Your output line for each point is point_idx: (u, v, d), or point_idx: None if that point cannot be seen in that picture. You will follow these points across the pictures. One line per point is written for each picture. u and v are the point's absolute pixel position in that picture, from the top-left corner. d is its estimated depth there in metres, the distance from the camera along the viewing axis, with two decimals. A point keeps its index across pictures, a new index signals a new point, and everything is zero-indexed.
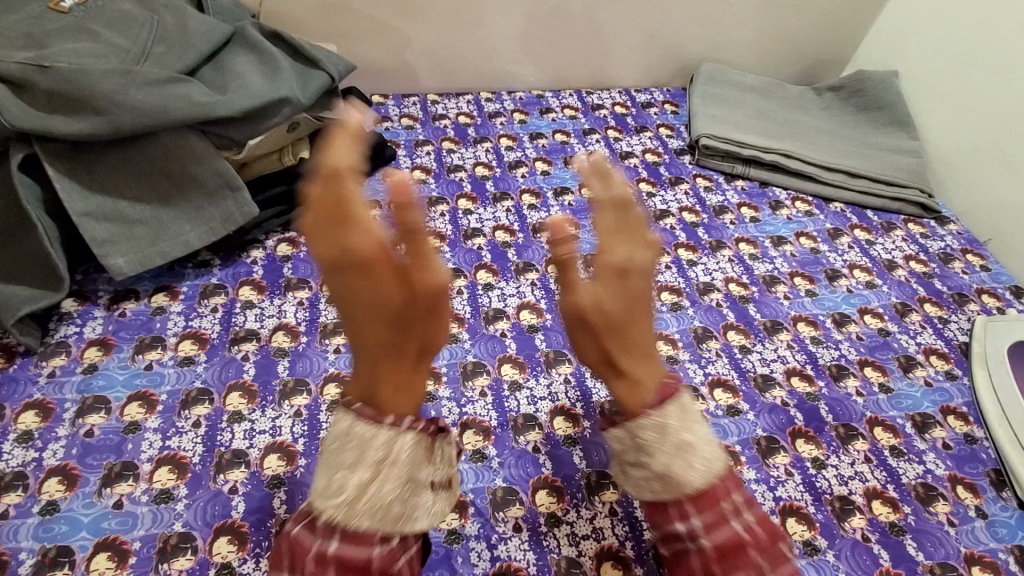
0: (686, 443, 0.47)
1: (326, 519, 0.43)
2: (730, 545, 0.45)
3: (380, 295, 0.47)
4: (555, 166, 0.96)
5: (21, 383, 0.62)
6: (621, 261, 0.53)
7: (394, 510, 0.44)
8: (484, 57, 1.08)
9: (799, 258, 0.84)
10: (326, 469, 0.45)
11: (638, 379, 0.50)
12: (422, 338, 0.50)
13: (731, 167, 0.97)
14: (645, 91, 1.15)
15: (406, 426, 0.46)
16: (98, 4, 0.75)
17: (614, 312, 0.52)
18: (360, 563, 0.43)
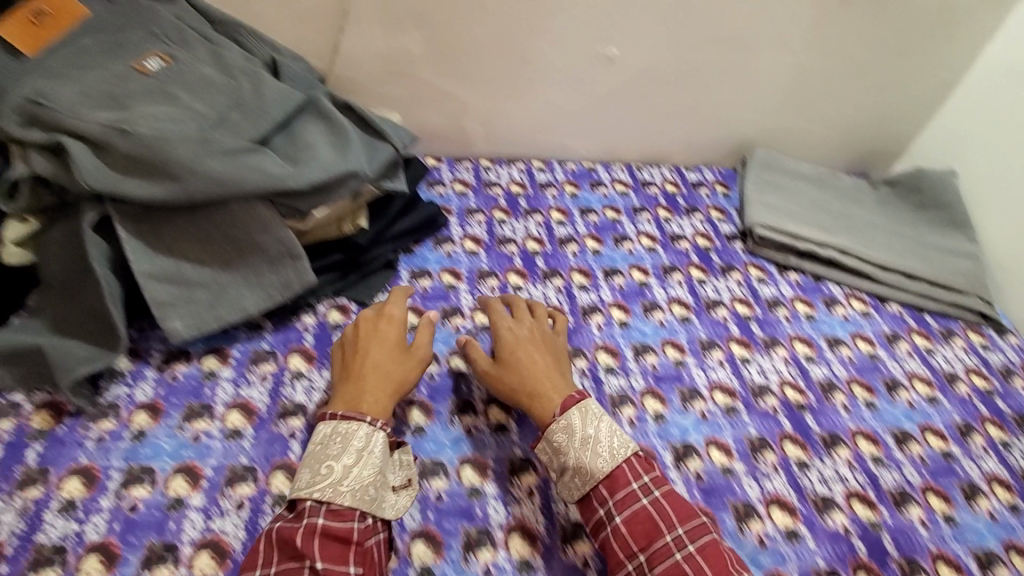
0: (590, 436, 0.60)
1: (315, 499, 0.54)
2: (640, 517, 0.56)
3: (383, 341, 0.67)
4: (605, 245, 0.95)
5: (67, 445, 0.62)
6: (507, 327, 0.72)
7: (371, 493, 0.55)
8: (539, 128, 1.09)
9: (856, 363, 0.82)
10: (310, 466, 0.57)
11: (540, 401, 0.64)
12: (401, 377, 0.65)
13: (785, 259, 0.96)
14: (696, 169, 1.14)
15: (382, 426, 0.59)
16: (181, 68, 0.77)
17: (507, 356, 0.68)
18: (342, 533, 0.52)
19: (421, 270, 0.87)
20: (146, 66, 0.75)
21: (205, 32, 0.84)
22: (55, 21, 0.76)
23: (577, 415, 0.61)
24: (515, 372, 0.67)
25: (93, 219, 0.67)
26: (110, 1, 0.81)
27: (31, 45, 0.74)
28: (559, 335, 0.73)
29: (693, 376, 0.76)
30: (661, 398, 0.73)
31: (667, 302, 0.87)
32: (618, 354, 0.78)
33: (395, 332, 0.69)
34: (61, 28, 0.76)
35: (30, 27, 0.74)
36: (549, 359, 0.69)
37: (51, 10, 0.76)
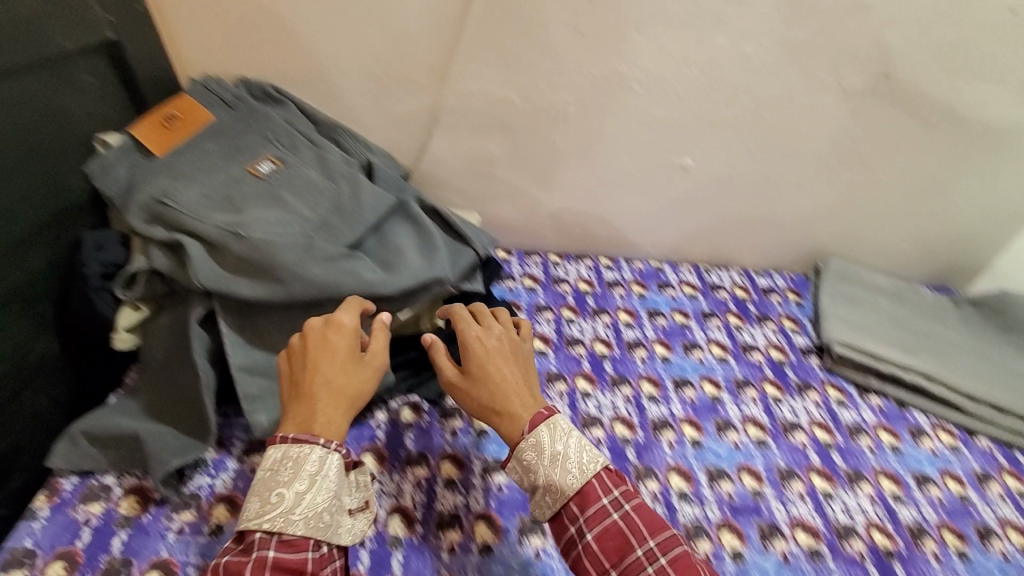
0: (559, 454, 0.58)
1: (264, 530, 0.53)
2: (610, 533, 0.55)
3: (330, 348, 0.62)
4: (675, 353, 0.94)
5: (151, 536, 0.64)
6: (474, 332, 0.67)
7: (325, 519, 0.55)
8: (610, 225, 1.11)
9: (946, 505, 0.78)
10: (259, 494, 0.55)
11: (510, 417, 0.61)
12: (354, 387, 0.61)
13: (865, 380, 0.94)
14: (766, 274, 1.12)
15: (337, 448, 0.57)
16: (290, 173, 0.83)
17: (473, 366, 0.64)
18: (295, 564, 0.53)
19: None
20: (260, 170, 0.82)
21: (311, 135, 0.91)
22: (183, 123, 0.84)
23: (546, 432, 0.59)
24: (484, 386, 0.63)
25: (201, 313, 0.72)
26: (231, 106, 0.88)
27: (161, 143, 0.81)
28: (525, 343, 0.70)
29: (773, 510, 0.73)
30: (739, 534, 0.70)
31: (741, 422, 0.85)
32: (692, 478, 0.76)
33: (344, 337, 0.63)
34: (187, 129, 0.83)
35: (162, 129, 0.82)
36: (518, 369, 0.66)
37: (180, 112, 0.84)
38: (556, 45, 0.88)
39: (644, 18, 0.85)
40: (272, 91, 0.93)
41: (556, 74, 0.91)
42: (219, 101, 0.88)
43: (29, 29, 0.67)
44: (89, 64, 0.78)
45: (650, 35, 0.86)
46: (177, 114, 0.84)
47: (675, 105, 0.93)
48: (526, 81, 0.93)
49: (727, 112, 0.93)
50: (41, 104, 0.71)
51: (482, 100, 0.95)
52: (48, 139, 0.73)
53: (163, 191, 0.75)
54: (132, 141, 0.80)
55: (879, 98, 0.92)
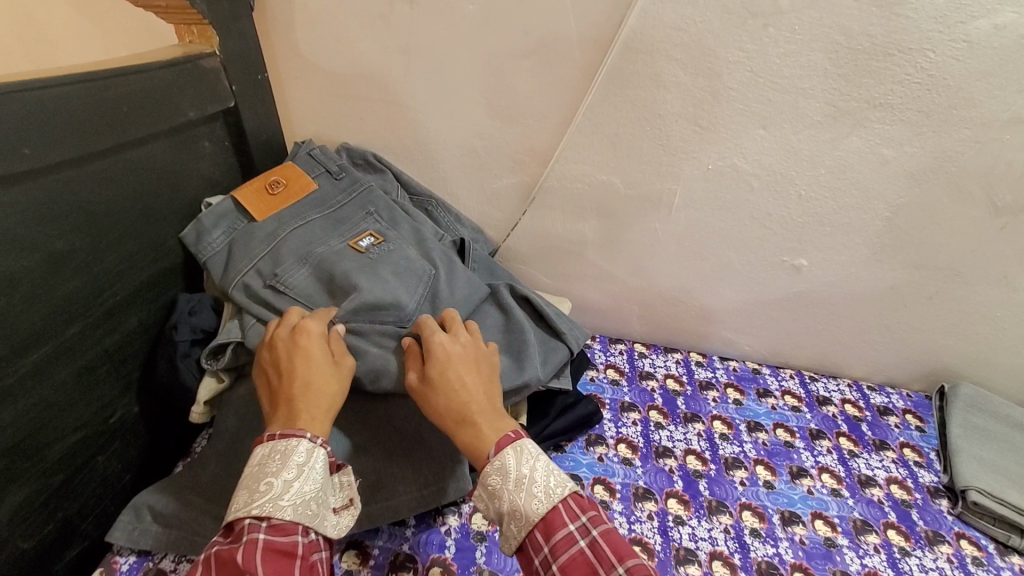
0: (524, 476, 0.55)
1: (253, 516, 0.51)
2: (576, 563, 0.50)
3: (304, 352, 0.63)
4: (780, 478, 0.83)
5: None
6: (438, 341, 0.67)
7: (312, 508, 0.54)
8: (703, 320, 1.03)
9: None
10: (247, 486, 0.53)
11: (474, 435, 0.59)
12: (333, 391, 0.62)
13: (1008, 536, 0.79)
14: (880, 390, 1.01)
15: (323, 443, 0.57)
16: (391, 249, 0.81)
17: (437, 377, 0.64)
18: (287, 547, 0.51)
19: (572, 475, 0.80)
20: (361, 244, 0.80)
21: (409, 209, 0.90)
22: (287, 189, 0.82)
23: (511, 455, 0.57)
24: (447, 398, 0.62)
25: None
26: (335, 178, 0.88)
27: (263, 209, 0.80)
28: (492, 355, 0.70)
29: None
30: None
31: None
32: None
33: (313, 341, 0.65)
34: (292, 196, 0.82)
35: (266, 195, 0.81)
36: (480, 380, 0.65)
37: (285, 179, 0.83)
38: (669, 136, 0.84)
39: (771, 115, 0.79)
40: (373, 159, 0.94)
41: (666, 163, 0.87)
42: (324, 171, 0.87)
43: (161, 103, 0.69)
44: (207, 131, 0.80)
45: (775, 132, 0.80)
46: (281, 180, 0.83)
47: (794, 204, 0.86)
48: (633, 169, 0.88)
49: (853, 217, 0.85)
50: (161, 171, 0.73)
51: (582, 183, 0.92)
52: (162, 204, 0.74)
53: (271, 266, 0.75)
54: (236, 208, 0.79)
55: None
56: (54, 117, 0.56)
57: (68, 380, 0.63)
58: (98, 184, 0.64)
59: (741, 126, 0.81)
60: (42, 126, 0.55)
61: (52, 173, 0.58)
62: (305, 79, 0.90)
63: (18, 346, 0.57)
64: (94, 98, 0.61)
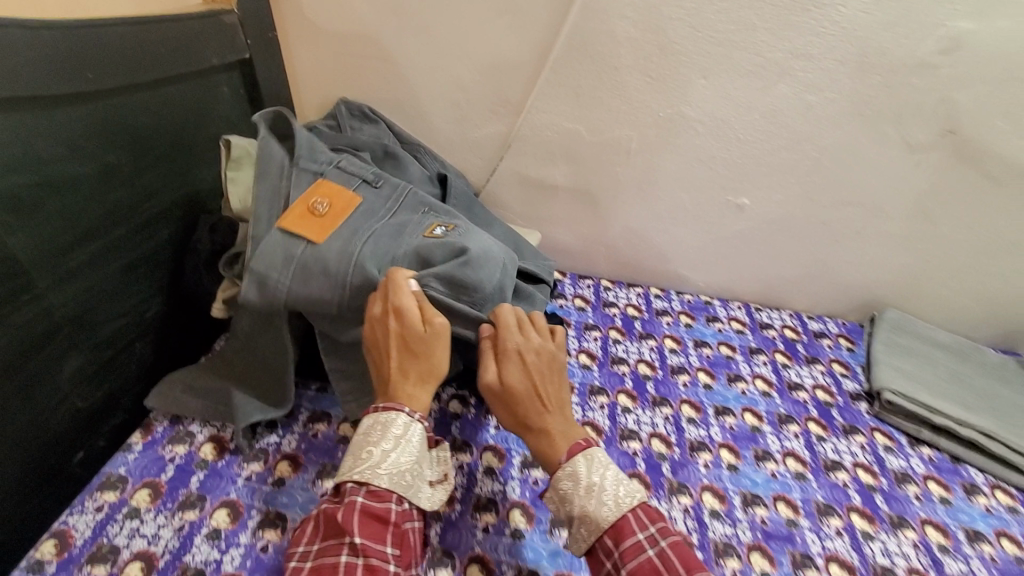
0: (594, 485, 0.61)
1: (355, 480, 0.60)
2: (645, 569, 0.55)
3: (400, 334, 0.68)
4: (718, 381, 0.96)
5: (224, 478, 0.72)
6: (514, 347, 0.71)
7: (406, 479, 0.62)
8: (661, 259, 1.15)
9: (1001, 564, 0.73)
10: (353, 452, 0.62)
11: (548, 443, 0.66)
12: (429, 364, 0.68)
13: (917, 430, 0.90)
14: (818, 319, 1.13)
15: (419, 419, 0.64)
16: (463, 233, 0.82)
17: (513, 384, 0.68)
18: (381, 512, 0.59)
19: None
20: (435, 232, 0.80)
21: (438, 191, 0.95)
22: (333, 204, 0.78)
23: (582, 462, 0.63)
24: (524, 405, 0.67)
25: None
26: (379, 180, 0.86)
27: (321, 229, 0.75)
28: (563, 353, 0.74)
29: (807, 540, 0.73)
30: (771, 557, 0.70)
31: (781, 454, 0.84)
32: (725, 499, 0.77)
33: (408, 321, 0.68)
34: (341, 211, 0.79)
35: (313, 217, 0.76)
36: (552, 389, 0.69)
37: (334, 190, 0.80)
38: (625, 86, 0.97)
39: (710, 66, 0.92)
40: (369, 111, 1.07)
41: (622, 111, 0.99)
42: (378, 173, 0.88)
43: (190, 48, 0.83)
44: (225, 78, 0.94)
45: (714, 82, 0.93)
46: (323, 198, 0.79)
47: (733, 147, 0.98)
48: (595, 117, 1.01)
49: (785, 157, 0.97)
50: (189, 107, 0.86)
51: (551, 131, 1.04)
52: (189, 135, 0.87)
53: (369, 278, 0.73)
54: (287, 237, 0.74)
55: (943, 152, 0.91)
56: (106, 48, 0.70)
57: (117, 273, 0.77)
58: (140, 111, 0.77)
59: (685, 77, 0.93)
60: (99, 56, 0.69)
61: (105, 97, 0.72)
62: (311, 39, 1.03)
63: (79, 235, 0.71)
64: (138, 37, 0.74)
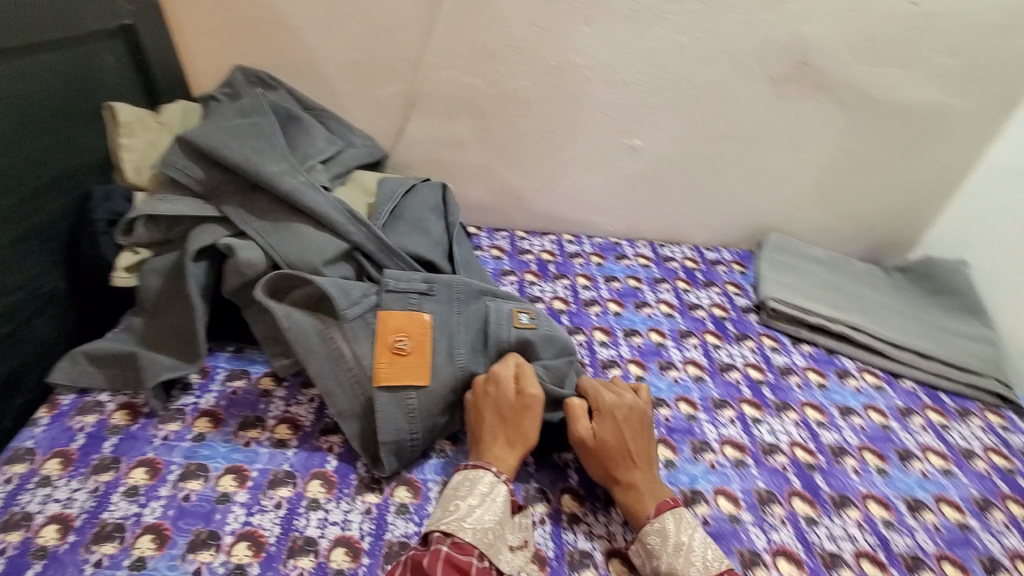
0: (683, 544, 0.62)
1: (441, 531, 0.60)
2: None
3: (496, 401, 0.71)
4: (626, 309, 1.03)
5: (139, 441, 0.71)
6: (606, 404, 0.72)
7: (489, 537, 0.61)
8: (569, 206, 1.21)
9: (868, 432, 0.85)
10: (442, 505, 0.64)
11: (636, 498, 0.66)
12: (524, 431, 0.70)
13: (797, 331, 1.00)
14: (715, 250, 1.23)
15: (504, 479, 0.66)
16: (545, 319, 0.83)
17: (603, 438, 0.69)
18: (463, 565, 0.57)
19: None
20: (525, 322, 0.80)
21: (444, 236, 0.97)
22: (413, 338, 0.74)
23: (670, 520, 0.64)
24: (612, 457, 0.68)
25: (200, 249, 0.81)
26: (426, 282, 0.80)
27: (421, 371, 0.73)
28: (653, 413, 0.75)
29: (705, 430, 0.80)
30: (673, 447, 0.77)
31: (682, 362, 0.92)
32: None
33: (507, 392, 0.71)
34: (422, 337, 0.75)
35: (402, 359, 0.73)
36: (641, 446, 0.70)
37: (403, 333, 0.75)
38: (516, 37, 1.01)
39: (591, 13, 0.98)
40: (265, 77, 1.05)
41: (517, 62, 1.04)
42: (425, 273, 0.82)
43: (64, 15, 0.81)
44: (109, 47, 0.90)
45: (597, 28, 0.99)
46: (399, 332, 0.75)
47: (622, 91, 1.05)
48: (492, 70, 1.05)
49: (667, 98, 1.06)
50: (71, 76, 0.83)
51: (451, 86, 1.07)
52: (74, 106, 0.84)
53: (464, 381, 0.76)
54: (395, 394, 0.72)
55: (799, 83, 1.03)
56: None
57: (4, 246, 0.73)
58: (14, 78, 0.74)
59: (570, 25, 0.99)
60: None
61: None
62: (197, 4, 1.00)
63: None
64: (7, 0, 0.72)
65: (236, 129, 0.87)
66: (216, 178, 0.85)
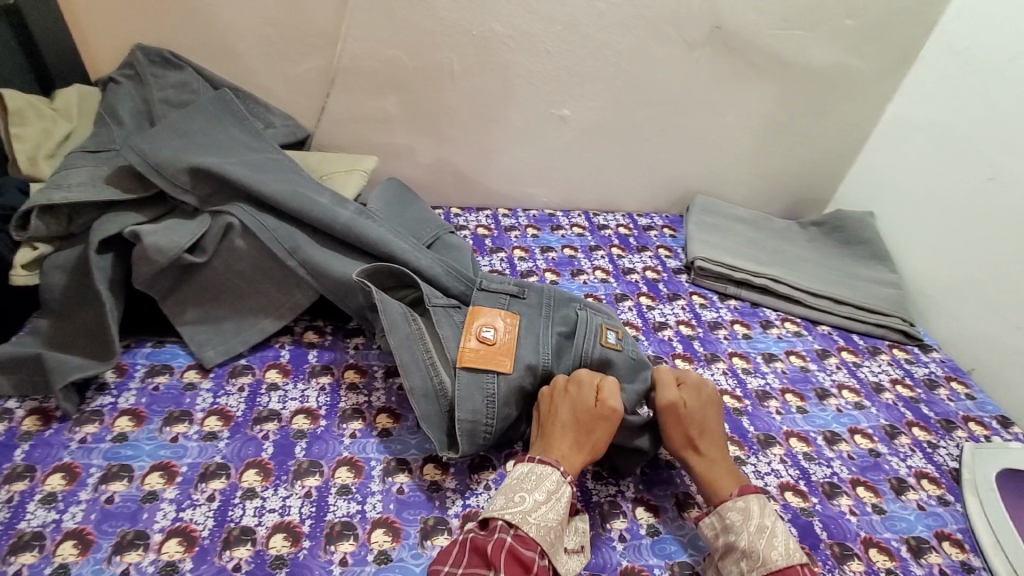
0: (767, 526, 0.60)
1: (505, 519, 0.57)
2: None
3: (574, 400, 0.67)
4: (563, 278, 1.04)
5: (54, 447, 0.66)
6: (691, 381, 0.72)
7: (552, 535, 0.58)
8: (503, 180, 1.20)
9: (789, 374, 0.91)
10: (504, 493, 0.60)
11: (718, 474, 0.65)
12: (602, 435, 0.66)
13: (724, 287, 1.05)
14: (647, 216, 1.27)
15: (569, 481, 0.62)
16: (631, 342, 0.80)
17: (689, 411, 0.69)
18: (526, 561, 0.55)
19: None
20: (612, 341, 0.77)
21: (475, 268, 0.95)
22: (500, 330, 0.74)
23: (754, 503, 0.62)
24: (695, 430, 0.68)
25: (104, 240, 0.76)
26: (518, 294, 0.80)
27: (508, 359, 0.72)
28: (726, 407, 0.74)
29: None
30: None
31: None
32: None
33: (587, 390, 0.68)
34: (509, 333, 0.74)
35: (487, 347, 0.72)
36: (720, 430, 0.69)
37: (490, 325, 0.74)
38: (434, 7, 0.99)
39: None
40: (169, 56, 0.97)
41: (439, 33, 1.01)
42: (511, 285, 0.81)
43: None
44: None
45: None
46: (486, 323, 0.74)
47: (545, 59, 1.05)
48: (413, 42, 1.02)
49: (590, 66, 1.07)
50: None
51: (373, 60, 1.04)
52: None
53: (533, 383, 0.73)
54: (476, 375, 0.70)
55: (714, 48, 1.07)
56: None
57: None
58: None
59: None
60: None
61: None
62: None
63: None
64: None
65: (268, 166, 0.87)
66: (233, 195, 0.82)
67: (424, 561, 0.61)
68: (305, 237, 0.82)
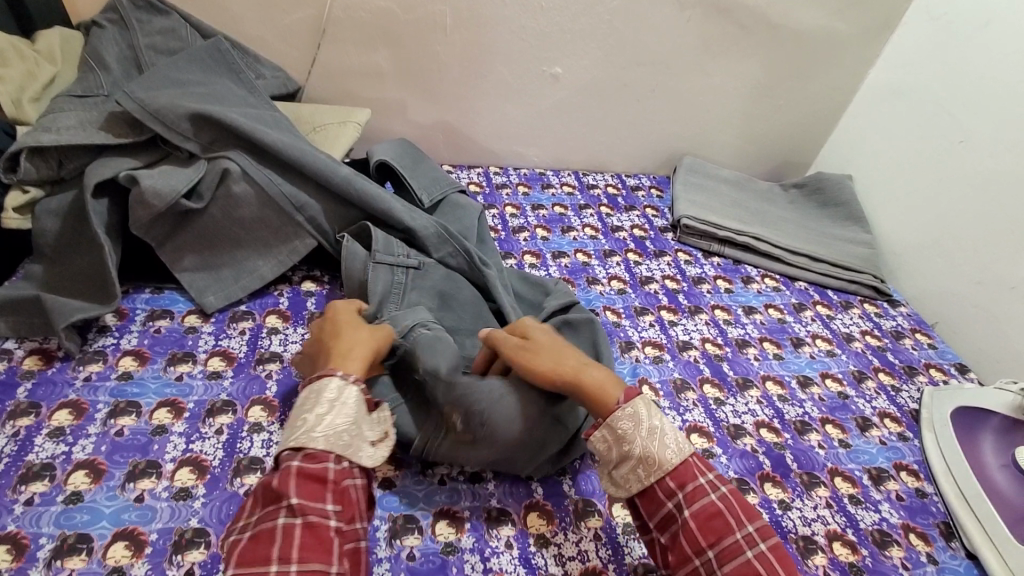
0: (656, 427, 0.56)
1: (288, 448, 0.53)
2: (710, 512, 0.53)
3: (334, 328, 0.64)
4: (553, 234, 1.06)
5: (58, 384, 0.68)
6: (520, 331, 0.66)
7: (345, 437, 0.54)
8: (494, 138, 1.21)
9: (767, 325, 0.96)
10: (289, 419, 0.55)
11: (594, 390, 0.59)
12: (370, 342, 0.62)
13: (708, 245, 1.09)
14: (635, 177, 1.29)
15: (354, 380, 0.57)
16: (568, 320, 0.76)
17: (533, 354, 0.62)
18: (318, 474, 0.51)
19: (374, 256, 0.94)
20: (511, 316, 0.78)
21: (481, 230, 0.95)
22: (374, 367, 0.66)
23: (641, 406, 0.57)
24: (557, 355, 0.62)
25: (99, 184, 0.76)
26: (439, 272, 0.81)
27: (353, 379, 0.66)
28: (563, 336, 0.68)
29: (628, 333, 0.88)
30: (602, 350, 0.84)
31: (607, 278, 0.98)
32: None
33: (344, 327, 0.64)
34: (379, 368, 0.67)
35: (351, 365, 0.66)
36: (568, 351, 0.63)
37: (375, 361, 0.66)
38: None
39: None
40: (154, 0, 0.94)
41: None
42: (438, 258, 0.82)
43: None
44: None
45: None
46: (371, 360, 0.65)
47: (539, 15, 1.05)
48: None
49: (584, 23, 1.07)
50: None
51: (364, 11, 1.02)
52: None
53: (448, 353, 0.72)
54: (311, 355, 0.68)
55: (704, 8, 1.08)
56: None
57: None
58: None
59: None
60: None
61: None
62: None
63: None
64: None
65: (269, 121, 0.88)
66: (234, 146, 0.82)
67: (427, 486, 0.64)
68: (309, 194, 0.83)
